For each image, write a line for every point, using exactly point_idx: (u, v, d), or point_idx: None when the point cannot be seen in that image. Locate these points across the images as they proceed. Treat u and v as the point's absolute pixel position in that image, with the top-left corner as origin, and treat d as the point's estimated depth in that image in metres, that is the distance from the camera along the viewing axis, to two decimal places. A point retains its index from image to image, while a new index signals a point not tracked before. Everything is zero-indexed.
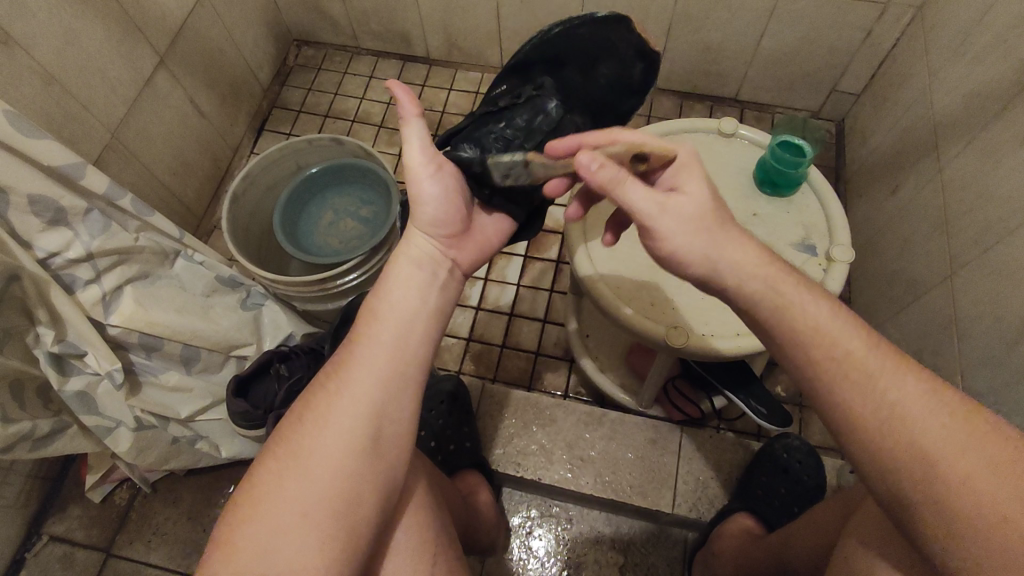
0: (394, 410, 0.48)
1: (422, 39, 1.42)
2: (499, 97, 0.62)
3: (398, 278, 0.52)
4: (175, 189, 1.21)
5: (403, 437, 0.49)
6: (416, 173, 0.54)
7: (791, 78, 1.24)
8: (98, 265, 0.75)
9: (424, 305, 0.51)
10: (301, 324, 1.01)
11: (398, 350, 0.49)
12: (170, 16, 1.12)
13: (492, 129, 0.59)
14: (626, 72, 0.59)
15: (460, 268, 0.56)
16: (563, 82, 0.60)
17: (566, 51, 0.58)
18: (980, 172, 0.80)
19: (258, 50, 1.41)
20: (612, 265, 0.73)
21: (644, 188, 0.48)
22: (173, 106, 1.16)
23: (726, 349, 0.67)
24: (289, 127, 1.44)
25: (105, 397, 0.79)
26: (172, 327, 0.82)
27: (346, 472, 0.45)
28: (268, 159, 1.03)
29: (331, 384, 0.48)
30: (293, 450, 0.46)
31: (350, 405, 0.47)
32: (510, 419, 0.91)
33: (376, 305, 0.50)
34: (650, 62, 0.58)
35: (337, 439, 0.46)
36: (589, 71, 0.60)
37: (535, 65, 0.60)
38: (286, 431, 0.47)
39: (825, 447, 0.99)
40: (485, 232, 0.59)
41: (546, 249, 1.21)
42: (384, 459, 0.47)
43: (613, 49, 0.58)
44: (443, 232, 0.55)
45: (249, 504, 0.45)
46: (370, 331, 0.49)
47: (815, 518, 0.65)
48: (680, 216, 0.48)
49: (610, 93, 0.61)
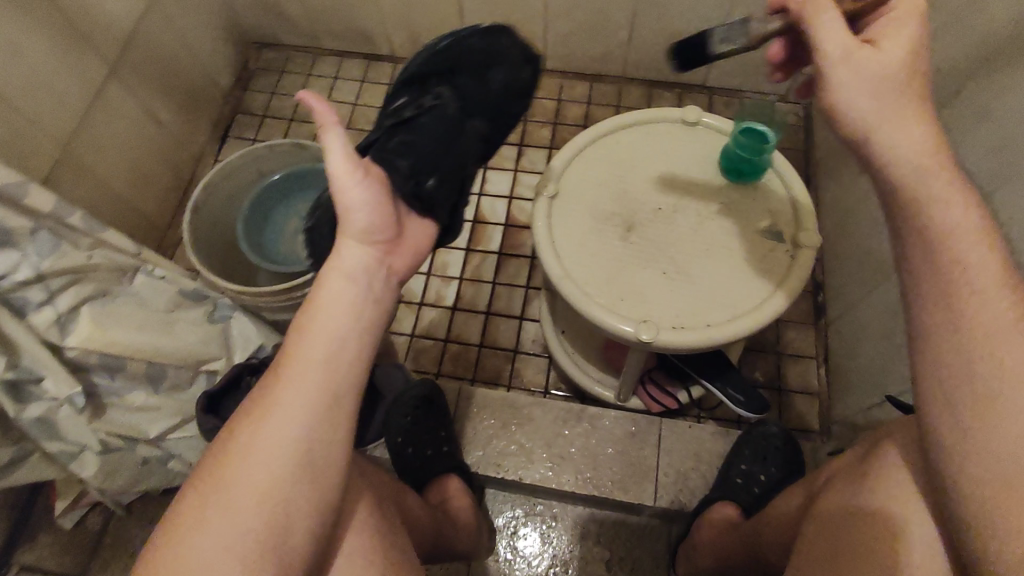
0: (326, 434, 0.47)
1: (385, 37, 1.39)
2: (402, 109, 0.64)
3: (328, 295, 0.48)
4: (135, 202, 1.18)
5: (334, 461, 0.47)
6: (339, 179, 0.50)
7: (756, 62, 1.24)
8: (51, 286, 0.72)
9: (358, 321, 0.49)
10: (270, 335, 0.98)
11: (326, 373, 0.47)
12: (119, 21, 1.08)
13: (395, 137, 0.60)
14: (517, 75, 0.64)
15: (395, 278, 0.53)
16: (458, 90, 0.63)
17: (460, 62, 0.64)
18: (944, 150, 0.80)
19: (215, 54, 1.37)
20: (579, 263, 0.69)
21: (843, 36, 0.52)
22: (127, 115, 1.13)
23: (700, 342, 0.64)
24: (253, 132, 1.40)
25: (65, 422, 0.77)
26: (133, 346, 0.80)
27: (275, 500, 0.45)
28: (227, 167, 1.00)
29: (256, 410, 0.47)
30: (219, 478, 0.45)
31: (278, 430, 0.46)
32: (488, 420, 0.90)
33: (306, 322, 0.48)
34: (535, 65, 0.66)
35: (266, 465, 0.45)
36: (483, 78, 0.64)
37: (430, 74, 0.64)
38: (216, 454, 0.46)
39: (804, 431, 1.00)
40: (418, 237, 0.57)
41: (521, 246, 1.20)
42: (314, 484, 0.46)
43: (504, 52, 0.64)
44: (379, 234, 0.52)
45: (174, 536, 0.44)
46: (300, 352, 0.47)
47: (780, 508, 0.66)
48: (860, 69, 0.51)
49: (506, 94, 0.64)
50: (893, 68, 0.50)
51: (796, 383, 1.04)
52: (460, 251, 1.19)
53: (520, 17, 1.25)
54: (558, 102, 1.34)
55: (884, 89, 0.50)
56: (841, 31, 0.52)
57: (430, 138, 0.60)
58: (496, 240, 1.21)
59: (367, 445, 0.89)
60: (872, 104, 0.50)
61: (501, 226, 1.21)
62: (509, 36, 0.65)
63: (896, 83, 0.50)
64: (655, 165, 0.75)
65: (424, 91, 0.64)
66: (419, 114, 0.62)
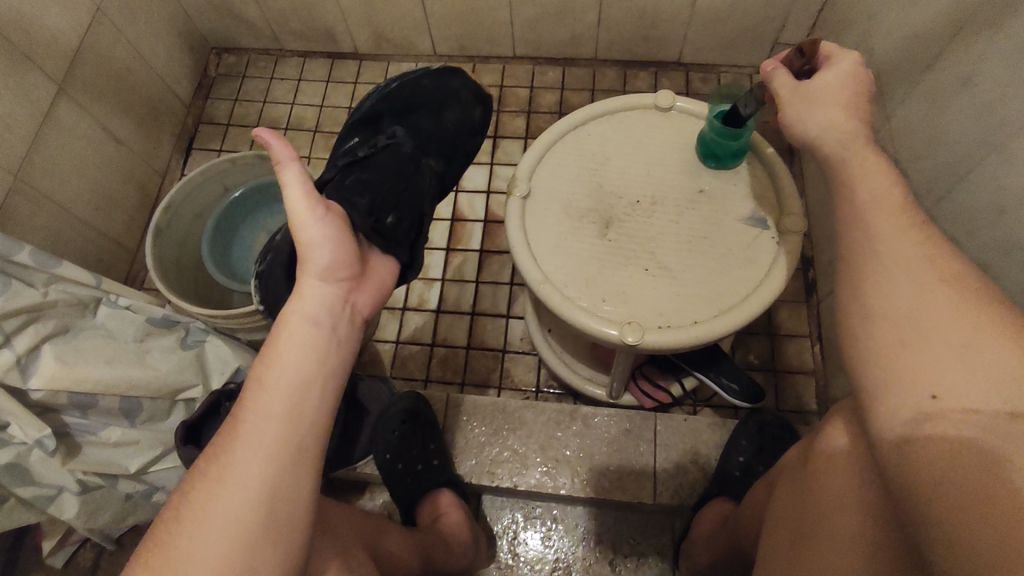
0: (287, 487, 0.45)
1: (347, 34, 1.34)
2: (356, 148, 0.65)
3: (290, 338, 0.48)
4: (101, 226, 1.13)
5: (301, 513, 0.46)
6: (300, 218, 0.50)
7: (731, 35, 1.20)
8: (6, 328, 0.69)
9: (320, 367, 0.48)
10: (249, 356, 0.94)
11: (290, 420, 0.46)
12: (62, 37, 1.03)
13: (353, 174, 0.60)
14: (468, 116, 0.70)
15: (358, 317, 0.53)
16: (411, 129, 0.67)
17: (412, 101, 0.68)
18: (927, 117, 0.76)
19: (172, 63, 1.31)
20: (557, 266, 0.66)
21: (787, 82, 0.55)
22: (83, 136, 1.08)
23: (686, 341, 0.61)
24: (219, 142, 1.35)
25: (39, 465, 0.74)
26: (103, 382, 0.76)
27: (232, 564, 0.42)
28: (189, 185, 0.96)
29: (214, 464, 0.45)
30: (175, 540, 0.43)
31: (235, 486, 0.44)
32: (479, 427, 0.88)
33: (265, 370, 0.47)
34: (484, 105, 0.71)
35: (223, 524, 0.43)
36: (436, 117, 0.68)
37: (384, 115, 0.67)
38: (168, 515, 0.44)
39: (801, 412, 0.98)
40: (380, 273, 0.57)
41: (502, 242, 1.16)
42: (280, 539, 0.44)
43: (455, 95, 0.69)
44: (341, 274, 0.52)
45: None
46: (259, 402, 0.46)
47: (754, 498, 0.66)
48: (809, 105, 0.53)
49: (457, 132, 0.69)
50: (841, 84, 0.53)
51: (791, 363, 1.02)
52: (441, 252, 1.16)
53: (484, 4, 1.20)
54: (531, 90, 1.30)
55: (837, 99, 0.52)
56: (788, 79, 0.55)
57: (389, 175, 0.61)
58: (477, 237, 1.17)
59: (356, 464, 0.87)
60: (830, 111, 0.51)
61: (481, 223, 1.18)
62: (460, 77, 0.70)
63: (839, 115, 0.51)
64: (628, 156, 0.71)
65: (377, 131, 0.67)
66: (374, 152, 0.63)
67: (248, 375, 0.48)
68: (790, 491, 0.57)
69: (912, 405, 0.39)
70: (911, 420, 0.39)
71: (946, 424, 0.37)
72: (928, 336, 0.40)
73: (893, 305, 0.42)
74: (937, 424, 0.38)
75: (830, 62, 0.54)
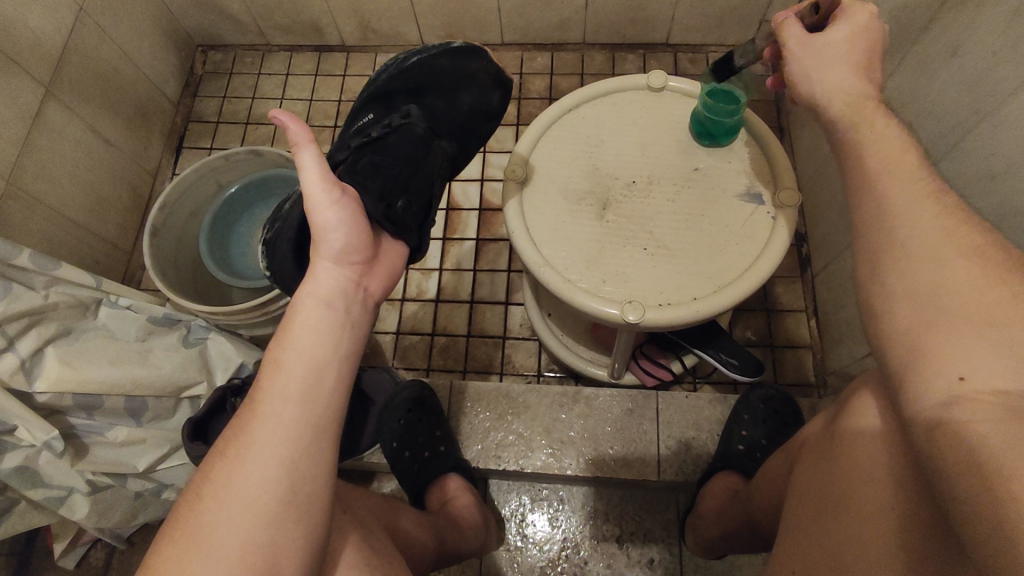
0: (307, 470, 0.46)
1: (334, 26, 1.33)
2: (369, 127, 0.64)
3: (304, 323, 0.49)
4: (95, 228, 1.13)
5: (321, 494, 0.47)
6: (315, 204, 0.51)
7: (718, 15, 1.21)
8: (8, 331, 0.69)
9: (335, 351, 0.49)
10: (252, 352, 0.95)
11: (307, 404, 0.47)
12: (47, 39, 1.02)
13: (366, 157, 0.60)
14: (486, 100, 0.68)
15: (369, 300, 0.54)
16: (426, 110, 0.66)
17: (429, 80, 0.66)
18: (916, 88, 0.77)
19: (158, 62, 1.30)
20: (557, 247, 0.66)
21: (797, 33, 0.54)
22: (72, 138, 1.07)
23: (690, 316, 0.62)
24: (209, 140, 1.34)
25: (49, 467, 0.74)
26: (107, 381, 0.77)
27: (255, 547, 0.43)
28: (184, 182, 0.96)
29: (233, 450, 0.46)
30: (196, 524, 0.44)
31: (255, 472, 0.44)
32: (484, 413, 0.89)
33: (280, 355, 0.48)
34: (504, 91, 0.69)
35: (243, 510, 0.44)
36: (452, 100, 0.67)
37: (399, 94, 0.66)
38: (187, 504, 0.45)
39: (800, 386, 1.00)
40: (390, 255, 0.57)
41: (498, 230, 1.17)
42: (301, 520, 0.45)
43: (474, 78, 0.67)
44: (353, 259, 0.52)
45: None
46: (275, 388, 0.47)
47: (771, 474, 0.67)
48: (824, 61, 0.52)
49: (472, 117, 0.68)
50: (851, 42, 0.52)
51: (788, 339, 1.03)
52: (438, 242, 1.17)
53: None
54: (520, 77, 1.30)
55: (846, 57, 0.51)
56: (798, 29, 0.54)
57: (403, 159, 0.61)
58: (473, 225, 1.18)
59: (363, 453, 0.88)
60: (837, 71, 0.51)
61: (476, 212, 1.18)
62: (480, 56, 0.67)
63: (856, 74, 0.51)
64: (626, 137, 0.72)
65: (391, 109, 0.66)
66: (387, 133, 0.62)
67: (262, 360, 0.49)
68: (813, 464, 0.58)
69: (942, 388, 0.39)
70: (940, 401, 0.39)
71: (973, 402, 0.38)
72: (947, 308, 0.40)
73: (910, 278, 0.42)
74: (967, 403, 0.38)
75: (844, 16, 0.53)
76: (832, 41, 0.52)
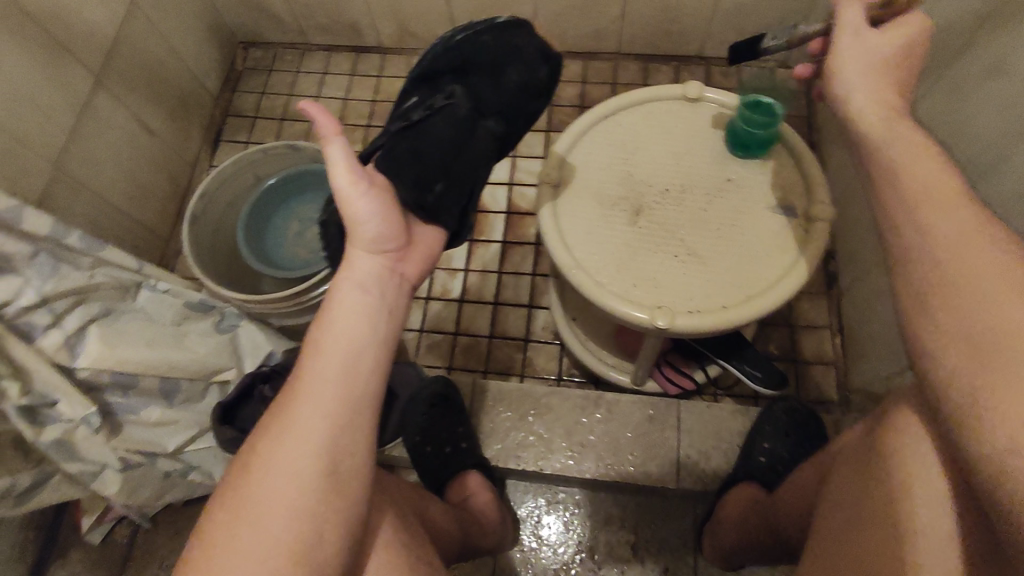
0: (347, 446, 0.47)
1: (372, 28, 1.36)
2: (412, 110, 0.63)
3: (342, 306, 0.50)
4: (134, 214, 1.17)
5: (359, 470, 0.48)
6: (344, 194, 0.53)
7: (753, 29, 1.21)
8: (55, 308, 0.72)
9: (372, 332, 0.50)
10: (281, 341, 0.97)
11: (346, 383, 0.48)
12: (100, 31, 1.06)
13: (405, 143, 0.60)
14: (534, 75, 0.63)
15: (405, 283, 0.56)
16: (470, 89, 0.63)
17: (473, 57, 0.62)
18: (953, 107, 0.77)
19: (201, 56, 1.34)
20: (590, 251, 0.67)
21: (855, 23, 0.53)
22: (118, 126, 1.11)
23: (719, 325, 0.63)
24: (245, 134, 1.38)
25: (85, 443, 0.76)
26: (145, 362, 0.79)
27: (300, 520, 0.45)
28: (223, 174, 0.99)
29: (275, 427, 0.47)
30: (242, 498, 0.46)
31: (297, 449, 0.46)
32: (506, 412, 0.90)
33: (320, 337, 0.50)
34: (552, 64, 0.64)
35: (286, 485, 0.45)
36: (498, 77, 0.63)
37: (443, 73, 0.64)
38: (233, 480, 0.47)
39: (823, 403, 0.99)
40: (425, 241, 0.59)
41: (524, 234, 1.18)
42: (342, 494, 0.47)
43: (520, 53, 0.63)
44: (387, 246, 0.54)
45: (199, 560, 0.44)
46: (316, 367, 0.48)
47: (798, 486, 0.68)
48: (866, 59, 0.52)
49: (521, 94, 0.63)
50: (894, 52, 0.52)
51: (811, 355, 1.03)
52: (464, 242, 1.18)
53: None
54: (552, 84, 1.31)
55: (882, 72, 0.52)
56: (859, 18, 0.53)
57: (444, 144, 0.60)
58: (499, 228, 1.19)
59: (385, 446, 0.90)
60: (876, 84, 0.52)
61: (504, 215, 1.20)
62: (526, 31, 0.63)
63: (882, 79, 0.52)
64: (661, 146, 0.73)
65: (435, 89, 0.64)
66: (429, 115, 0.61)
67: (302, 342, 0.51)
68: (840, 477, 0.58)
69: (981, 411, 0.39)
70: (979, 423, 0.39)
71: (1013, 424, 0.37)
72: (987, 330, 0.40)
73: (950, 297, 0.43)
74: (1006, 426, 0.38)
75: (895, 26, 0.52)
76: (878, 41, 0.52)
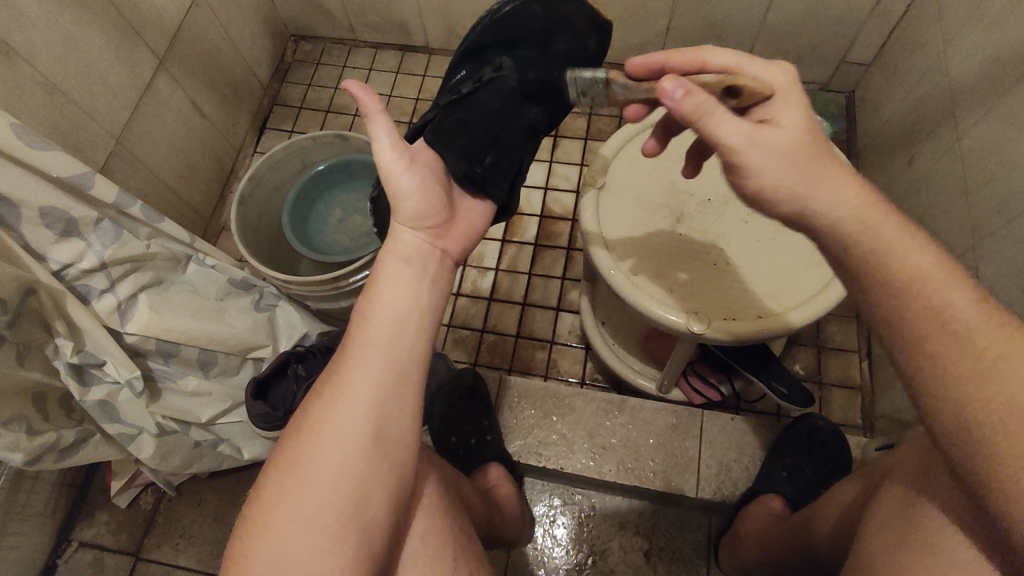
0: (393, 411, 0.49)
1: (421, 29, 1.40)
2: (461, 84, 0.62)
3: (388, 279, 0.52)
4: (181, 192, 1.21)
5: (404, 434, 0.50)
6: (388, 170, 0.54)
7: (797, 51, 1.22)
8: (112, 274, 0.75)
9: (417, 304, 0.52)
10: (315, 323, 1.00)
11: (391, 351, 0.50)
12: (167, 15, 1.10)
13: (455, 117, 0.59)
14: (582, 45, 0.63)
15: (449, 257, 0.57)
16: (518, 60, 0.62)
17: (520, 28, 0.61)
18: (1001, 140, 0.77)
19: (255, 46, 1.39)
20: (628, 253, 0.69)
21: (734, 119, 0.44)
22: (174, 107, 1.15)
23: (755, 332, 0.63)
24: (290, 124, 1.42)
25: (126, 405, 0.79)
26: (187, 331, 0.82)
27: (348, 480, 0.47)
28: (274, 158, 1.02)
29: (324, 392, 0.49)
30: (293, 458, 0.48)
31: (345, 413, 0.48)
32: (530, 410, 0.91)
33: (366, 309, 0.51)
34: (600, 32, 0.63)
35: (335, 446, 0.48)
36: (546, 48, 0.62)
37: (490, 47, 0.62)
38: (286, 441, 0.50)
39: (846, 426, 0.99)
40: (470, 217, 0.60)
41: (556, 238, 1.20)
42: (388, 458, 0.49)
43: (568, 23, 0.62)
44: (431, 221, 0.55)
45: (258, 512, 0.48)
46: (362, 336, 0.50)
47: (837, 497, 0.64)
48: (771, 152, 0.44)
49: (569, 65, 0.63)
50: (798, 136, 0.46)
51: (837, 378, 1.02)
52: (497, 242, 1.20)
53: None
54: None
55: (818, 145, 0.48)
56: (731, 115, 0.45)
57: (492, 118, 0.60)
58: (532, 230, 1.21)
59: None
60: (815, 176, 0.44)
61: (537, 218, 1.22)
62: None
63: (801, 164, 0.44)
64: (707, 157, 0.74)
65: (483, 62, 0.63)
66: (478, 88, 0.60)
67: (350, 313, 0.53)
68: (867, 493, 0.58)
69: None
70: None
71: None
72: None
73: None
74: None
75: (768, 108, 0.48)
76: (767, 129, 0.45)
